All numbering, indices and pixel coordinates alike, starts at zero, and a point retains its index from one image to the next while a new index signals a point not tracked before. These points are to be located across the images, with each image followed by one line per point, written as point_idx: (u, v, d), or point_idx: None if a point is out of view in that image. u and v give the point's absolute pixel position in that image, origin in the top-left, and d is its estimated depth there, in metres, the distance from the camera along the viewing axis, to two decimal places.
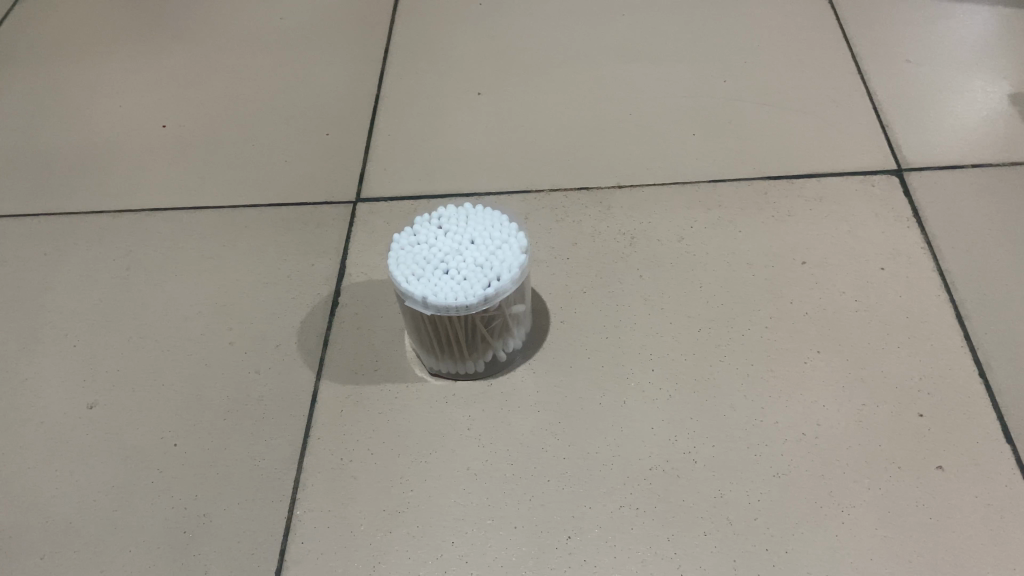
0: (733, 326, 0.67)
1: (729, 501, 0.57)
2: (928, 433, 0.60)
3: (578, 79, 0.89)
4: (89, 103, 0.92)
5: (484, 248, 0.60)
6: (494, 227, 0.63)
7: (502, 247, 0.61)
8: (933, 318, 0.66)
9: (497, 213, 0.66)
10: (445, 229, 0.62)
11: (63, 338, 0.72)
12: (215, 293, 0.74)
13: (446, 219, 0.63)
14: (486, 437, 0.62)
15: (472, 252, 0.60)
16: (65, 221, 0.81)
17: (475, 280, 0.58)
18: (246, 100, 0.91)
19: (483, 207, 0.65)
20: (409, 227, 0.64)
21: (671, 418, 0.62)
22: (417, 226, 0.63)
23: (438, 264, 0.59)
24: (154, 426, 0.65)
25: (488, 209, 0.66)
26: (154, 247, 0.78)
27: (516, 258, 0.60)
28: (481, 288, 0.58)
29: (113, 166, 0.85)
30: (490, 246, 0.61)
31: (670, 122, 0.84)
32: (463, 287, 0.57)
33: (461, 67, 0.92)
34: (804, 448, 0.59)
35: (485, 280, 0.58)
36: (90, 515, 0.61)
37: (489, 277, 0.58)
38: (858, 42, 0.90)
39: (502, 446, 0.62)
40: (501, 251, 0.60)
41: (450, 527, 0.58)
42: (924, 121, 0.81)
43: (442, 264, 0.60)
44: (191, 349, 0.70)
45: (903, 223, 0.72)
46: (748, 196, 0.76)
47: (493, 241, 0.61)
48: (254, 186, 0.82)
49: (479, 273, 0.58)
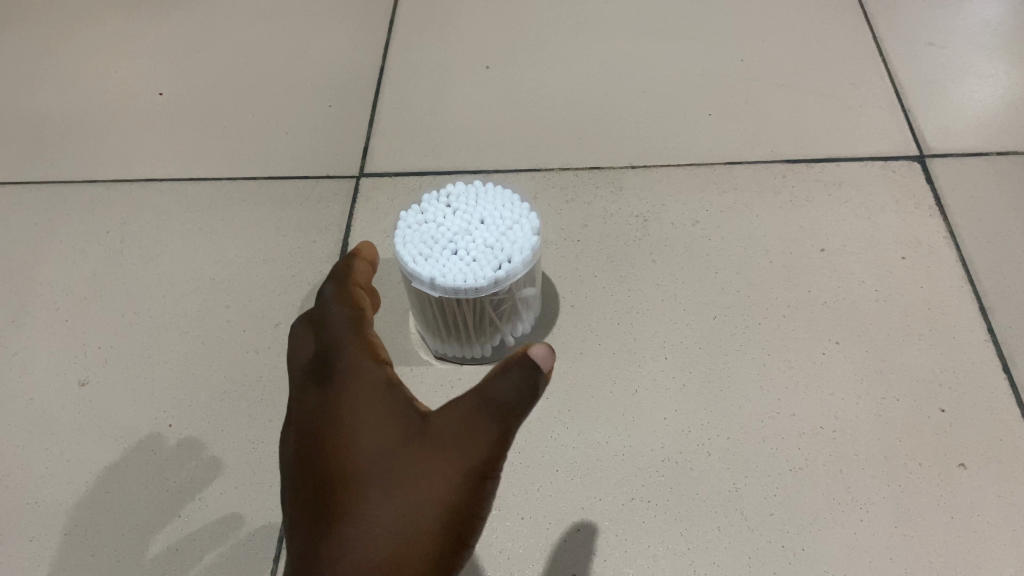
0: (749, 314, 0.65)
1: (743, 495, 0.56)
2: (949, 429, 0.58)
3: (589, 55, 0.87)
4: (83, 70, 0.89)
5: (493, 229, 0.58)
6: (504, 207, 0.60)
7: (512, 228, 0.58)
8: (955, 310, 0.64)
9: (508, 192, 0.63)
10: (453, 208, 0.60)
11: (54, 312, 0.69)
12: (212, 269, 0.71)
13: (454, 198, 0.61)
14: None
15: (482, 233, 0.58)
16: (58, 191, 0.78)
17: (484, 262, 0.56)
18: (246, 69, 0.88)
19: (493, 184, 0.63)
20: (416, 204, 0.61)
21: (684, 408, 0.60)
22: (424, 203, 0.61)
23: (446, 244, 0.57)
24: (147, 406, 0.63)
25: (498, 187, 0.64)
26: (149, 220, 0.75)
27: (527, 240, 0.58)
28: (490, 271, 0.55)
29: (107, 134, 0.83)
30: (500, 228, 0.58)
31: (684, 101, 0.81)
32: (472, 269, 0.55)
33: (468, 39, 0.89)
34: (821, 442, 0.58)
35: (495, 262, 0.56)
36: (81, 496, 0.59)
37: (498, 260, 0.56)
38: (878, 23, 0.87)
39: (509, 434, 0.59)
40: (511, 233, 0.58)
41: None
42: (946, 106, 0.78)
43: (450, 244, 0.57)
44: (187, 327, 0.68)
45: (924, 210, 0.70)
46: (765, 179, 0.73)
47: (503, 221, 0.59)
48: (253, 158, 0.79)
49: (488, 256, 0.56)
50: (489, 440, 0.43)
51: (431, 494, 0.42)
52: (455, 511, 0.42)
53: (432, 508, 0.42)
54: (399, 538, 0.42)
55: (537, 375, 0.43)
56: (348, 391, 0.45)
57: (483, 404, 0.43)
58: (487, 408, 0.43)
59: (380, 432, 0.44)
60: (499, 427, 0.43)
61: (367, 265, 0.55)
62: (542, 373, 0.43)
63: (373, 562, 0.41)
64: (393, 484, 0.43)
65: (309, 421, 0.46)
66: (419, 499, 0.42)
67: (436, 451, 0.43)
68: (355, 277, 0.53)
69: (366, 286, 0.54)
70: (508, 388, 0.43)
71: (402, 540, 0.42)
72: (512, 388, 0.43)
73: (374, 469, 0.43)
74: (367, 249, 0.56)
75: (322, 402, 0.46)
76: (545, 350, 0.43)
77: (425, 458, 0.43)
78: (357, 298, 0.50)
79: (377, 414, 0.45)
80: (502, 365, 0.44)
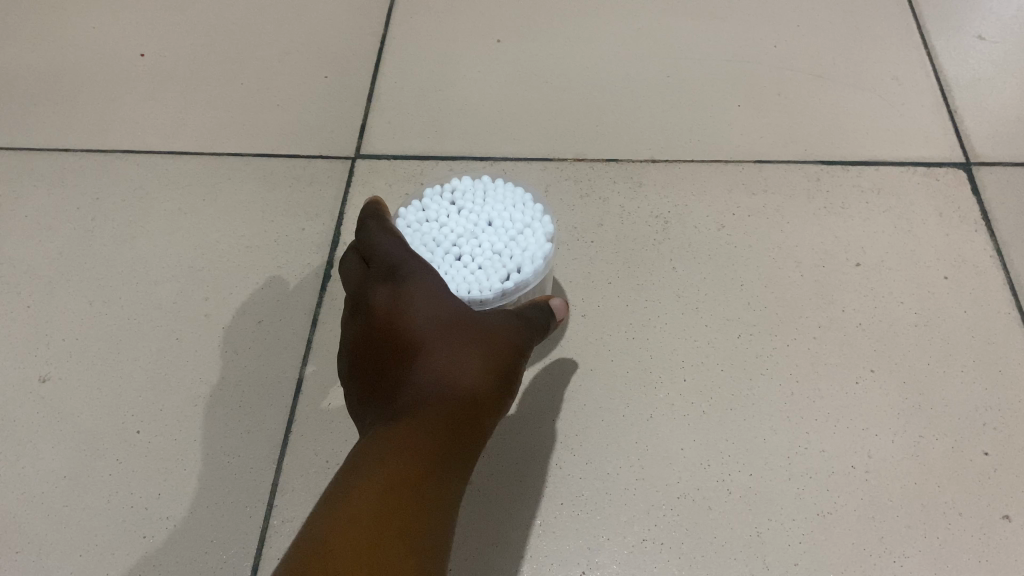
0: (776, 334, 0.59)
1: (766, 541, 0.51)
2: (994, 475, 0.52)
3: (611, 33, 0.80)
4: (59, 24, 0.82)
5: (501, 233, 0.52)
6: (516, 205, 0.54)
7: (522, 230, 0.52)
8: (1001, 339, 0.58)
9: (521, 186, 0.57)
10: (458, 206, 0.54)
11: (15, 297, 0.63)
12: (190, 255, 0.65)
13: (459, 195, 0.55)
14: (498, 441, 0.55)
15: (488, 237, 0.52)
16: (25, 158, 0.71)
17: (491, 272, 0.50)
18: (236, 31, 0.81)
19: (503, 178, 0.57)
20: (417, 199, 0.56)
21: (704, 439, 0.54)
22: (426, 198, 0.55)
23: (449, 248, 0.52)
24: (114, 408, 0.58)
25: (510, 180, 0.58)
26: (124, 196, 0.69)
27: (538, 243, 0.52)
28: (497, 282, 0.50)
29: (82, 95, 0.76)
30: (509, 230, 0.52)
31: (712, 90, 0.75)
32: (476, 280, 0.50)
33: (479, 6, 0.82)
34: (851, 483, 0.53)
35: (503, 273, 0.50)
36: (37, 509, 0.54)
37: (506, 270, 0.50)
38: (925, 11, 0.80)
39: (510, 456, 0.54)
40: (522, 237, 0.52)
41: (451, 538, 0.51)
42: (996, 108, 0.72)
43: (454, 248, 0.52)
44: (161, 320, 0.62)
45: (970, 225, 0.64)
46: (798, 181, 0.67)
47: (512, 222, 0.53)
48: (240, 132, 0.73)
49: (495, 265, 0.50)
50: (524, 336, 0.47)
51: (489, 359, 0.45)
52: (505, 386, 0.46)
53: (489, 374, 0.45)
54: (468, 393, 0.43)
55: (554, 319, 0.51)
56: (407, 279, 0.46)
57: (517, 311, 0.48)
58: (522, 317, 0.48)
59: (441, 304, 0.46)
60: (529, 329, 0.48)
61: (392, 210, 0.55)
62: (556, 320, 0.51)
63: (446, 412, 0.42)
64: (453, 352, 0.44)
65: (372, 312, 0.47)
66: (477, 361, 0.45)
67: (486, 329, 0.46)
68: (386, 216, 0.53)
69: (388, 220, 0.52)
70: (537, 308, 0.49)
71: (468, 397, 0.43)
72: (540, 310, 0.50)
73: (438, 337, 0.45)
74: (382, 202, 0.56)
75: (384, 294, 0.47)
76: (558, 300, 0.51)
77: (480, 335, 0.45)
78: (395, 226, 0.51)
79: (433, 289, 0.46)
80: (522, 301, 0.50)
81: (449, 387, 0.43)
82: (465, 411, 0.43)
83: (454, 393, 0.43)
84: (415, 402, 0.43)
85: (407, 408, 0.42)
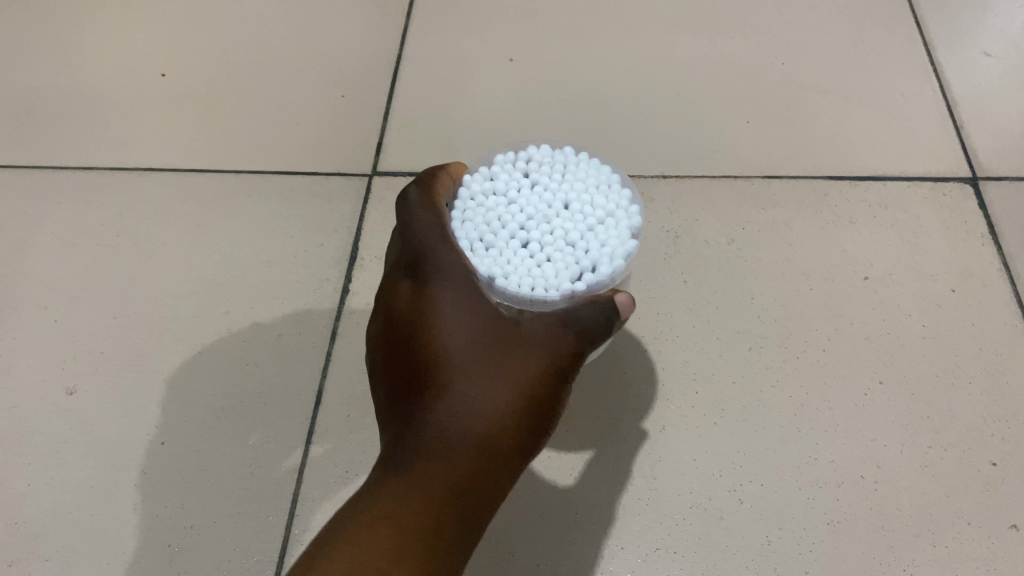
0: (786, 346, 0.60)
1: (777, 550, 0.52)
2: (1001, 485, 0.53)
3: (621, 50, 0.81)
4: (80, 44, 0.84)
5: (577, 220, 0.48)
6: (595, 192, 0.49)
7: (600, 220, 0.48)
8: (1008, 350, 0.59)
9: (603, 165, 0.52)
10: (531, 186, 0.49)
11: (41, 311, 0.65)
12: (211, 270, 0.67)
13: (531, 167, 0.51)
14: (564, 446, 0.56)
15: (561, 223, 0.47)
16: (49, 176, 0.73)
17: (560, 267, 0.45)
18: (253, 51, 0.83)
19: (588, 153, 0.52)
20: (486, 164, 0.51)
21: (715, 449, 0.56)
22: (496, 171, 0.51)
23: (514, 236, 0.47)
24: (138, 420, 0.59)
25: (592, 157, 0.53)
26: (146, 213, 0.70)
27: (619, 238, 0.47)
28: (566, 281, 0.45)
29: (105, 114, 0.78)
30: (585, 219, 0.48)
31: (721, 106, 0.76)
32: (543, 276, 0.45)
33: (492, 25, 0.84)
34: (861, 493, 0.54)
35: (575, 270, 0.45)
36: (64, 519, 0.55)
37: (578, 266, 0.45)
38: (931, 27, 0.81)
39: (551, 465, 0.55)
40: (600, 233, 0.47)
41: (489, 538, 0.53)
42: (1001, 123, 0.73)
43: (520, 235, 0.47)
44: (183, 334, 0.63)
45: (977, 239, 0.65)
46: (806, 196, 0.69)
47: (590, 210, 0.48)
48: (259, 150, 0.75)
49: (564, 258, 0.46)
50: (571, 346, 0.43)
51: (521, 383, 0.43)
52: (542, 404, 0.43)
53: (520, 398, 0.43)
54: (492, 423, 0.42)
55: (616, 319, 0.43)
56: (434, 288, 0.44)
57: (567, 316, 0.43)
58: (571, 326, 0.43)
59: (468, 322, 0.43)
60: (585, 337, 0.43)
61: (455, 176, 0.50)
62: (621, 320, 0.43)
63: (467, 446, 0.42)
64: (482, 374, 0.43)
65: (401, 314, 0.45)
66: (507, 387, 0.43)
67: (522, 346, 0.43)
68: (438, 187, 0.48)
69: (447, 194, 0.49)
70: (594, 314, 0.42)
71: (499, 412, 0.42)
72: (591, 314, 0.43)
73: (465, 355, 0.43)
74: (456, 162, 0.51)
75: (410, 293, 0.45)
76: (628, 295, 0.43)
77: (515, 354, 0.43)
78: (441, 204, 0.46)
79: (463, 301, 0.43)
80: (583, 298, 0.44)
81: (473, 419, 0.42)
82: (487, 443, 0.42)
83: (477, 425, 0.42)
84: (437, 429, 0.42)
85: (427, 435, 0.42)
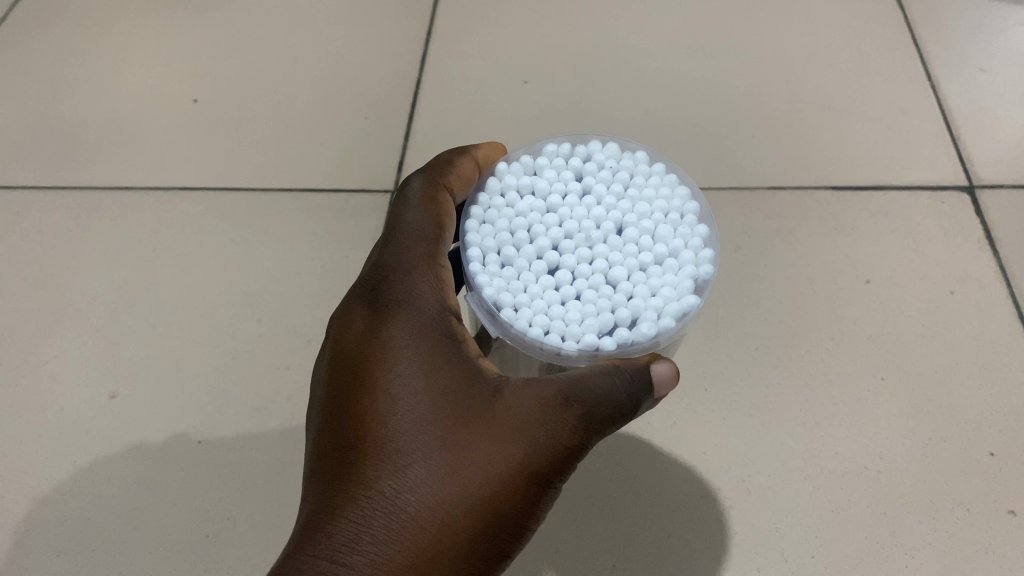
0: (792, 346, 0.63)
1: (784, 536, 0.54)
2: (999, 473, 0.56)
3: (630, 73, 0.85)
4: (118, 73, 0.89)
5: (627, 263, 0.47)
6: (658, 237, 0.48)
7: (655, 269, 0.47)
8: (1004, 349, 0.62)
9: (682, 203, 0.50)
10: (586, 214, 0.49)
11: (84, 321, 0.69)
12: (244, 281, 0.70)
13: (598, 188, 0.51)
14: (611, 474, 0.58)
15: (604, 262, 0.47)
16: (90, 195, 0.77)
17: (590, 313, 0.45)
18: (281, 78, 0.87)
19: (669, 185, 0.51)
20: (551, 174, 0.51)
21: (724, 443, 0.58)
22: (558, 184, 0.50)
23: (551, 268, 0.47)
24: (177, 421, 0.63)
25: (678, 190, 0.51)
26: (182, 229, 0.74)
27: (675, 294, 0.46)
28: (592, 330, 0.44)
29: (141, 138, 0.82)
30: (638, 263, 0.47)
31: (727, 122, 0.79)
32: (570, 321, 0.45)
33: (507, 50, 0.88)
34: (863, 482, 0.56)
35: (606, 322, 0.45)
36: (109, 513, 0.58)
37: (611, 320, 0.45)
38: (928, 45, 0.85)
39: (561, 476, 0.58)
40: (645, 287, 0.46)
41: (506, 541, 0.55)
42: (997, 134, 0.76)
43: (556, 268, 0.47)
44: (218, 341, 0.67)
45: (975, 243, 0.68)
46: (809, 206, 0.72)
47: (649, 254, 0.47)
48: (287, 169, 0.79)
49: (596, 306, 0.45)
50: (569, 428, 0.40)
51: (492, 452, 0.39)
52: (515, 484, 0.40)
53: (489, 469, 0.39)
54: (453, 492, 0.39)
55: (645, 397, 0.41)
56: (399, 334, 0.42)
57: (573, 389, 0.40)
58: (576, 403, 0.40)
59: (436, 377, 0.41)
60: (588, 419, 0.40)
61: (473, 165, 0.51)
62: (645, 396, 0.41)
63: (421, 511, 0.39)
64: (450, 435, 0.40)
65: (359, 351, 0.43)
66: (477, 455, 0.39)
67: (498, 412, 0.40)
68: (445, 180, 0.49)
69: (468, 185, 0.51)
70: (610, 389, 0.40)
71: (465, 489, 0.39)
72: (602, 385, 0.40)
73: (433, 413, 0.40)
74: (483, 151, 0.53)
75: (370, 329, 0.43)
76: (669, 368, 0.41)
77: (489, 419, 0.40)
78: (440, 206, 0.47)
79: (431, 352, 0.42)
80: (609, 363, 0.41)
81: (432, 482, 0.39)
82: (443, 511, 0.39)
83: (434, 489, 0.39)
84: (388, 488, 0.39)
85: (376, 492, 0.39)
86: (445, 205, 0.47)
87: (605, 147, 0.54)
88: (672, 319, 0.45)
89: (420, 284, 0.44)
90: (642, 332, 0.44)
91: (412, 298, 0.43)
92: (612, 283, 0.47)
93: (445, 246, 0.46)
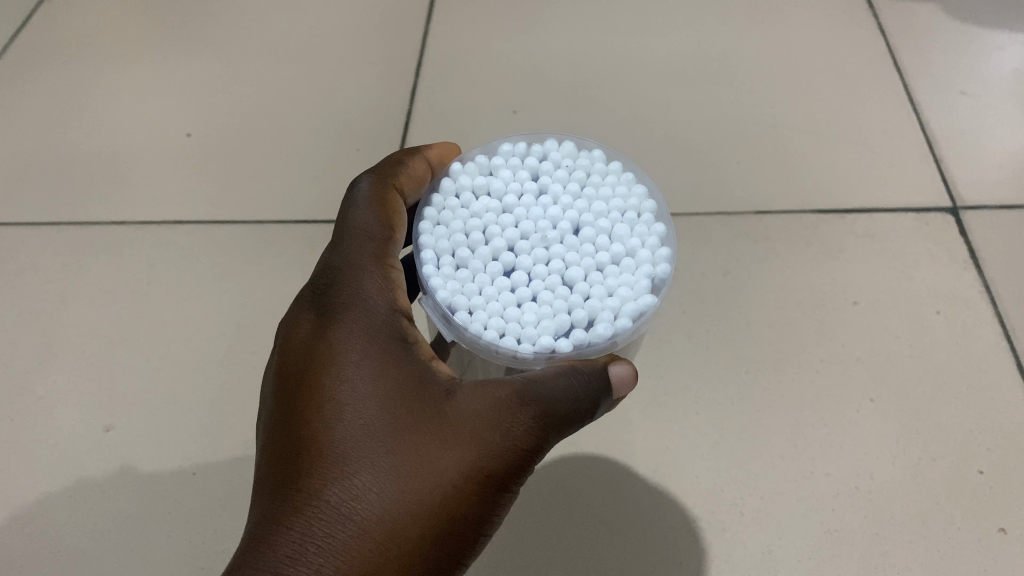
0: (781, 368, 0.64)
1: (777, 558, 0.54)
2: (989, 492, 0.57)
3: (618, 102, 0.86)
4: (112, 109, 0.90)
5: (583, 264, 0.48)
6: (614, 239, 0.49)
7: (612, 269, 0.48)
8: (990, 368, 0.63)
9: (641, 202, 0.51)
10: (542, 217, 0.50)
11: (79, 355, 0.69)
12: (238, 313, 0.71)
13: (553, 193, 0.52)
14: (600, 495, 0.58)
15: (561, 265, 0.48)
16: (85, 230, 0.78)
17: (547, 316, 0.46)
18: (273, 111, 0.88)
19: (627, 187, 0.52)
20: (507, 179, 0.52)
21: (716, 465, 0.59)
22: (514, 188, 0.52)
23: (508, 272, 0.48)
24: (172, 453, 0.63)
25: (637, 189, 0.52)
26: (176, 261, 0.75)
27: (633, 293, 0.47)
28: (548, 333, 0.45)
29: (135, 174, 0.83)
30: (595, 263, 0.48)
31: (715, 148, 0.80)
32: (527, 324, 0.46)
33: (496, 80, 0.89)
34: (855, 502, 0.57)
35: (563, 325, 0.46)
36: (104, 546, 0.59)
37: (567, 320, 0.45)
38: (910, 70, 0.86)
39: (553, 501, 0.58)
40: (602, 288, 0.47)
41: (499, 568, 0.55)
42: (977, 156, 0.77)
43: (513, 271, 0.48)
44: (212, 373, 0.67)
45: (959, 264, 0.69)
46: (796, 230, 0.73)
47: (605, 254, 0.48)
48: (280, 202, 0.79)
49: (553, 307, 0.46)
50: (524, 427, 0.40)
51: (448, 454, 0.39)
52: (471, 487, 0.40)
53: (444, 470, 0.39)
54: (408, 491, 0.39)
55: (605, 395, 0.42)
56: (351, 337, 0.42)
57: (527, 390, 0.41)
58: (531, 404, 0.41)
59: (389, 380, 0.41)
60: (542, 420, 0.41)
61: (423, 167, 0.52)
62: (604, 396, 0.42)
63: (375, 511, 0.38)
64: (404, 436, 0.40)
65: (307, 356, 0.42)
66: (432, 454, 0.39)
67: (451, 414, 0.40)
68: (395, 181, 0.50)
69: (419, 186, 0.52)
70: (564, 387, 0.41)
71: (419, 491, 0.39)
72: (557, 384, 0.41)
73: (385, 413, 0.40)
74: (435, 151, 0.54)
75: (320, 332, 0.43)
76: (626, 369, 0.43)
77: (444, 422, 0.40)
78: (389, 208, 0.48)
79: (383, 356, 0.42)
80: (568, 363, 0.42)
81: (387, 482, 0.39)
82: (398, 510, 0.38)
83: (389, 489, 0.38)
84: (340, 486, 0.38)
85: (328, 491, 0.38)
86: (393, 207, 0.48)
87: (562, 147, 0.55)
88: (630, 318, 0.46)
89: (372, 288, 0.44)
90: (599, 331, 0.45)
91: (363, 302, 0.43)
92: (569, 284, 0.48)
93: (396, 248, 0.47)
